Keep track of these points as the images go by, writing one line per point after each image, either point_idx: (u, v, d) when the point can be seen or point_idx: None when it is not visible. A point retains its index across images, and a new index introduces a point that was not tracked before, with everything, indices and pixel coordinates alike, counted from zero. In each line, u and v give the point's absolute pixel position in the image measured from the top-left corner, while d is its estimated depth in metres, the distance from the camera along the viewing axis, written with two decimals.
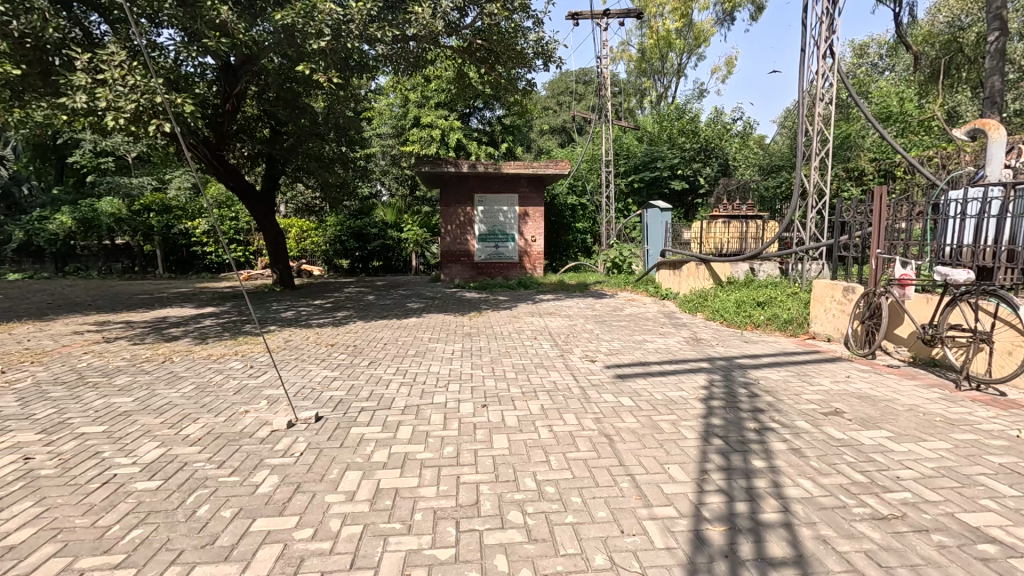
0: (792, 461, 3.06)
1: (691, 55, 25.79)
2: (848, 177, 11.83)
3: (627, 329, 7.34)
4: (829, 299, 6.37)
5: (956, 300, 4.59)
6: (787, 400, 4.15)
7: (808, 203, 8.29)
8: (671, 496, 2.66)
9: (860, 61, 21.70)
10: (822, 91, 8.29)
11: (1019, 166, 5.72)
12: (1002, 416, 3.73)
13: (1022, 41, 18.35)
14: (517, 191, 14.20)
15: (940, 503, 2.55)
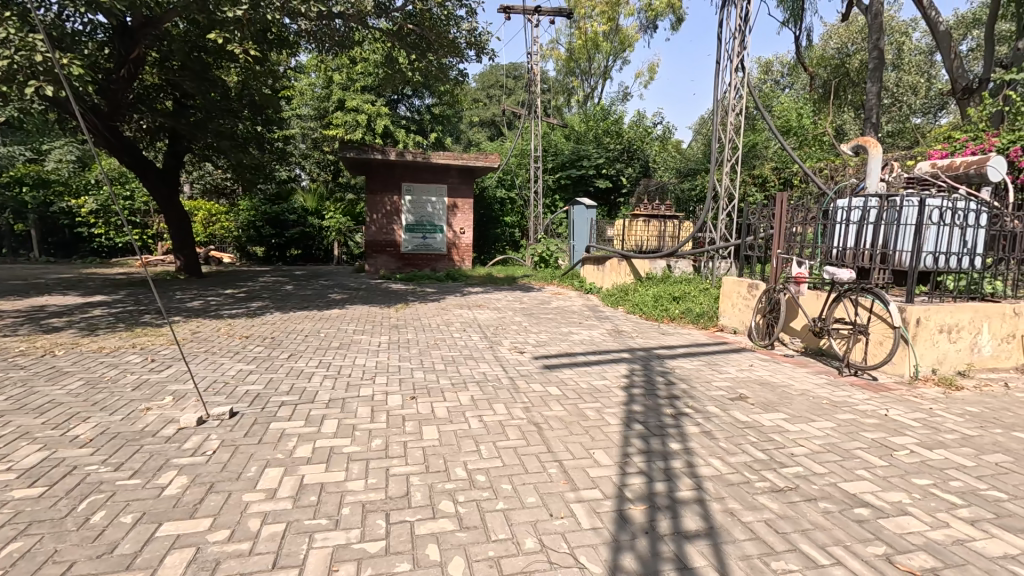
0: (705, 442, 3.31)
1: (616, 58, 26.76)
2: (753, 183, 12.89)
3: (553, 322, 7.53)
4: (736, 295, 6.93)
5: (842, 296, 5.17)
6: (699, 387, 4.48)
7: (719, 206, 8.95)
8: (596, 480, 2.78)
9: (765, 77, 23.62)
10: (733, 102, 8.95)
11: (892, 180, 6.52)
12: (874, 397, 4.28)
13: (896, 70, 20.86)
14: (446, 181, 14.04)
15: (826, 475, 2.89)
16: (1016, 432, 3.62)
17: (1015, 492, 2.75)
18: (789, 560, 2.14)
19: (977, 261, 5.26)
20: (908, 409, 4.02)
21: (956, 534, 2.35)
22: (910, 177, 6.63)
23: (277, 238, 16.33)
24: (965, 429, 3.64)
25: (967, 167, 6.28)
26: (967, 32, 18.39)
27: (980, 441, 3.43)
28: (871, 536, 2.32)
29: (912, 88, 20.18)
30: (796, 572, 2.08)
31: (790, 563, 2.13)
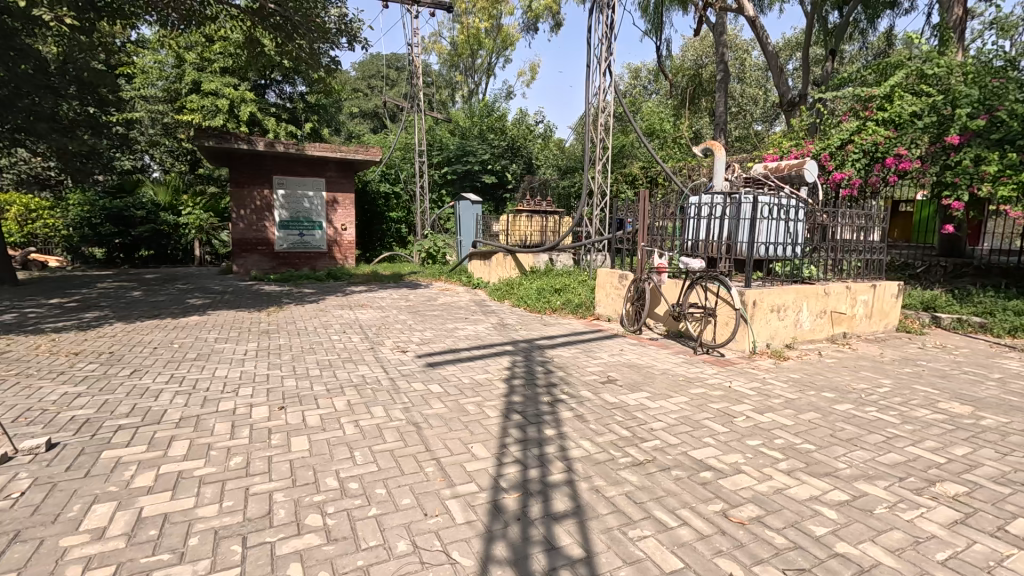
0: (577, 426, 3.51)
1: (499, 56, 27.16)
2: (625, 181, 13.92)
3: (439, 318, 7.48)
4: (609, 285, 7.42)
5: (695, 283, 5.78)
6: (575, 373, 4.75)
7: (594, 202, 9.58)
8: (472, 473, 2.82)
9: (635, 82, 25.47)
10: (603, 104, 9.51)
11: (734, 180, 7.39)
12: (720, 372, 4.86)
13: (740, 82, 23.61)
14: (323, 175, 13.23)
15: (678, 445, 3.21)
16: (824, 392, 4.35)
17: (821, 443, 3.29)
18: (644, 527, 2.35)
19: (797, 249, 6.23)
20: (747, 380, 4.63)
21: (776, 484, 2.76)
22: (749, 177, 7.61)
23: (121, 238, 14.12)
24: (787, 393, 4.28)
25: (791, 169, 7.37)
26: (792, 54, 21.50)
27: (798, 403, 4.05)
28: (712, 495, 2.63)
29: (752, 100, 23.12)
30: (650, 536, 2.28)
31: (644, 530, 2.34)
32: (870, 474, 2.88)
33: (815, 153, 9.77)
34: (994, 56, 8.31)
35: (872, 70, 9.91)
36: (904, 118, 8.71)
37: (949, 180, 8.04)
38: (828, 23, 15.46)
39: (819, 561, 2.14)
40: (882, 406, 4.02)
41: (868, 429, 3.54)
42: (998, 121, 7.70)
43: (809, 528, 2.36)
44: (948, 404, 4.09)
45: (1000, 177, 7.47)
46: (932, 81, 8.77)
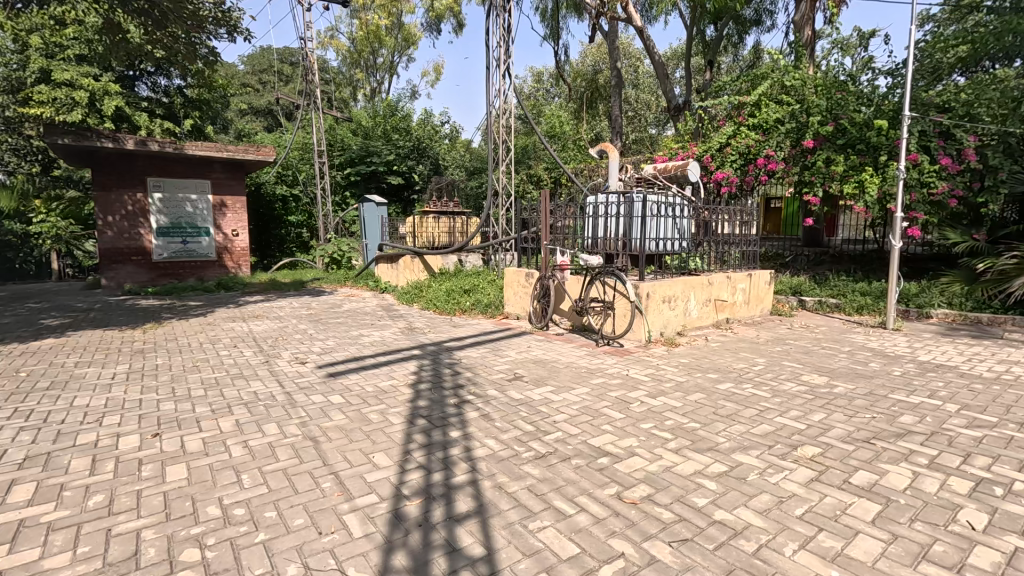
0: (483, 425, 3.53)
1: (401, 55, 26.63)
2: (530, 181, 14.28)
3: (343, 325, 7.18)
4: (516, 284, 7.55)
5: (595, 278, 6.06)
6: (482, 373, 4.77)
7: (500, 202, 9.73)
8: (372, 484, 2.72)
9: (537, 85, 26.13)
10: (505, 106, 9.66)
11: (628, 180, 7.86)
12: (620, 362, 5.13)
13: (634, 88, 25.09)
14: (208, 176, 12.11)
15: (578, 435, 3.34)
16: (709, 373, 4.75)
17: (705, 420, 3.59)
18: (544, 518, 2.41)
19: (684, 244, 6.77)
20: (643, 367, 4.94)
21: (665, 463, 2.96)
22: (640, 177, 8.12)
23: None
24: (678, 377, 4.62)
25: (677, 170, 7.99)
26: (677, 63, 23.28)
27: (687, 385, 4.39)
28: (608, 479, 2.77)
29: (646, 105, 24.71)
30: (549, 527, 2.34)
31: (544, 520, 2.40)
32: (744, 445, 3.19)
33: (699, 155, 10.70)
34: (838, 71, 9.58)
35: (742, 80, 10.93)
36: (770, 124, 9.71)
37: (808, 178, 9.21)
38: (706, 37, 16.93)
39: (700, 529, 2.32)
40: (756, 382, 4.48)
41: (744, 404, 3.92)
42: (843, 128, 8.96)
43: (692, 501, 2.56)
44: (809, 376, 4.65)
45: (847, 176, 8.73)
46: (791, 91, 9.87)
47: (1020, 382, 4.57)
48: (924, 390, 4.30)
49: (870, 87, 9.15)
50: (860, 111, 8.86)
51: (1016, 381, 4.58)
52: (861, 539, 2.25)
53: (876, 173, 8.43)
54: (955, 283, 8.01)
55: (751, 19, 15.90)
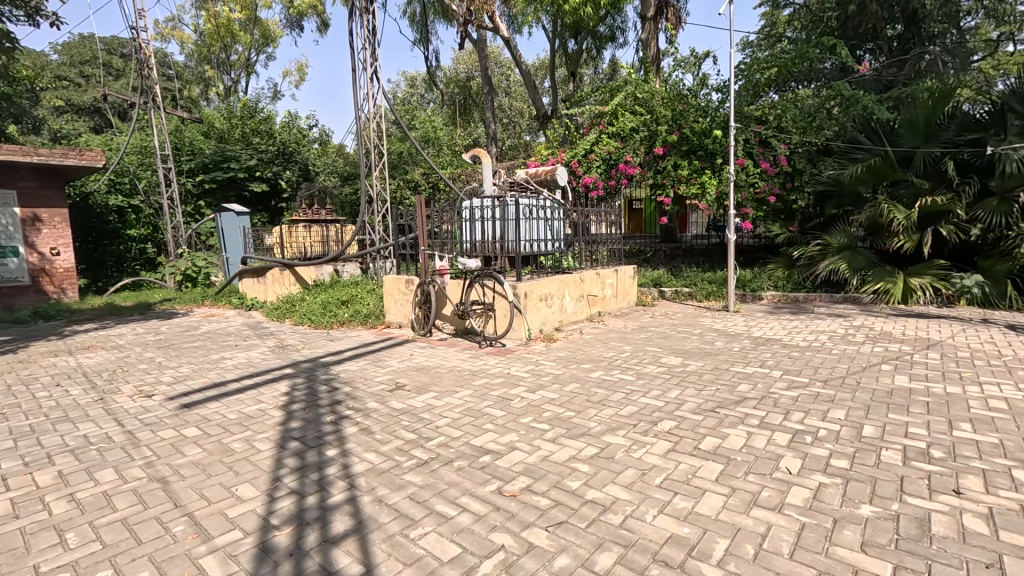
0: (362, 439, 3.40)
1: (259, 52, 24.67)
2: (407, 187, 14.10)
3: (201, 349, 6.43)
4: (396, 291, 7.37)
5: (475, 281, 6.14)
6: (361, 386, 4.58)
7: (375, 208, 9.43)
8: (236, 519, 2.48)
9: (411, 90, 25.85)
10: (375, 110, 9.40)
11: (502, 185, 8.09)
12: (502, 361, 5.27)
13: (506, 95, 25.92)
14: (15, 185, 10.12)
15: (461, 437, 3.36)
16: (583, 364, 5.07)
17: (579, 408, 3.83)
18: (426, 524, 2.39)
19: (558, 245, 7.15)
20: (523, 364, 5.12)
21: (543, 453, 3.10)
22: (513, 182, 8.38)
23: None
24: (555, 370, 4.87)
25: (547, 175, 8.40)
26: (545, 73, 24.56)
27: (563, 377, 4.65)
28: (489, 476, 2.83)
29: (519, 112, 25.68)
30: (430, 532, 2.33)
31: (426, 526, 2.38)
32: (613, 427, 3.46)
33: (567, 161, 11.35)
34: (680, 86, 10.79)
35: (601, 91, 11.72)
36: (626, 132, 10.61)
37: (661, 181, 10.32)
38: (568, 50, 18.06)
39: (573, 510, 2.48)
40: (623, 368, 4.88)
41: (613, 389, 4.26)
42: (686, 136, 10.20)
43: (567, 485, 2.71)
44: (667, 358, 5.19)
45: (691, 178, 9.99)
46: (642, 102, 10.82)
47: (823, 347, 5.56)
48: (755, 361, 5.02)
49: (706, 100, 10.46)
50: (698, 122, 10.14)
51: (820, 346, 5.56)
52: (707, 496, 2.56)
53: (714, 176, 9.76)
54: (778, 268, 9.45)
55: (606, 36, 17.27)
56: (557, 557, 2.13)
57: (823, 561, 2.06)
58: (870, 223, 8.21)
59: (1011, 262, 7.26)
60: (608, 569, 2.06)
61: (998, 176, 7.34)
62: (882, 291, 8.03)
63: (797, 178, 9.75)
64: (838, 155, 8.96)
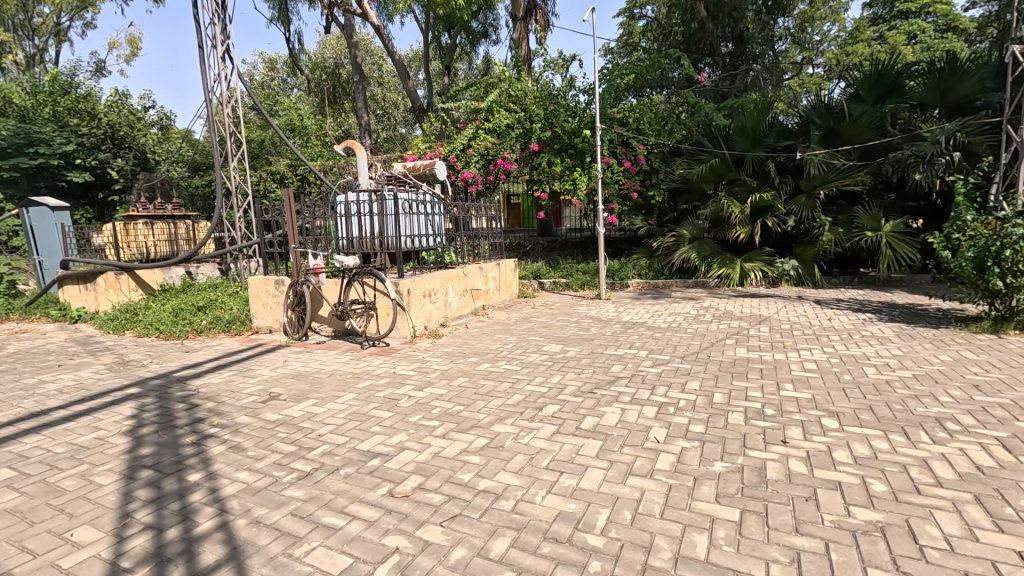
0: (231, 458, 3.08)
1: (74, 18, 20.82)
2: (271, 179, 12.92)
3: (8, 373, 5.29)
4: (265, 294, 6.77)
5: (353, 280, 5.84)
6: (228, 400, 4.14)
7: (234, 202, 8.54)
8: (74, 569, 2.10)
9: (270, 73, 23.64)
10: (229, 93, 8.46)
11: (378, 178, 7.80)
12: (386, 360, 5.12)
13: (379, 85, 24.89)
14: None
15: (346, 443, 3.21)
16: (469, 358, 5.13)
17: (467, 402, 3.87)
18: (312, 539, 2.25)
19: (440, 240, 7.12)
20: (409, 362, 5.02)
21: (434, 449, 3.08)
22: (390, 176, 8.11)
23: None
24: (442, 366, 4.86)
25: (425, 169, 8.28)
26: (419, 65, 24.11)
27: (450, 372, 4.65)
28: (379, 480, 2.75)
29: (393, 104, 24.89)
30: (318, 546, 2.20)
31: (313, 541, 2.24)
32: (501, 417, 3.56)
33: (445, 155, 11.29)
34: (551, 87, 11.27)
35: (476, 86, 11.81)
36: (502, 128, 10.90)
37: (536, 177, 10.72)
38: (441, 43, 17.89)
39: (467, 502, 2.51)
40: (508, 358, 5.03)
41: (499, 380, 4.37)
42: (558, 134, 10.70)
43: (459, 478, 2.73)
44: (549, 346, 5.46)
45: (564, 174, 10.55)
46: (516, 100, 11.15)
47: (681, 327, 6.26)
48: (626, 343, 5.49)
49: (575, 101, 11.05)
50: (568, 121, 10.69)
51: (678, 327, 6.25)
52: (589, 472, 2.76)
53: (583, 173, 10.39)
54: (641, 258, 10.41)
55: (479, 32, 17.41)
56: (454, 550, 2.15)
57: (687, 516, 2.34)
58: (713, 216, 9.36)
59: (816, 248, 8.81)
60: (503, 554, 2.12)
61: (804, 178, 8.81)
62: (724, 275, 9.28)
63: (654, 176, 10.76)
64: (686, 156, 10.09)
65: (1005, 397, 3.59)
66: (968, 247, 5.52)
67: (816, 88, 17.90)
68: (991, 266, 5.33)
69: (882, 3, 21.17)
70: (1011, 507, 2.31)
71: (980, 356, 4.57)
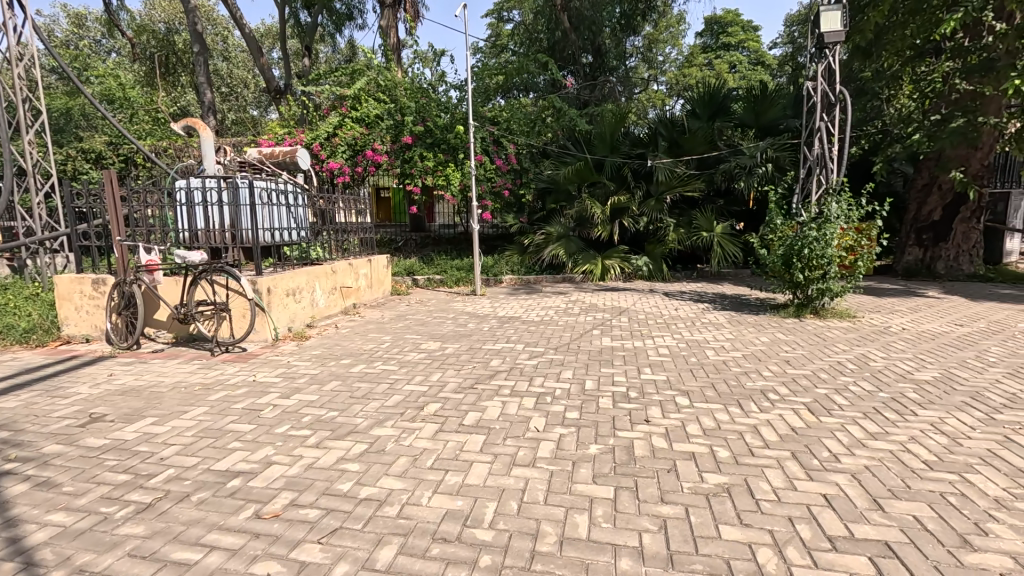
0: (38, 498, 2.49)
1: None
2: (83, 158, 10.77)
3: None
4: (78, 296, 5.64)
5: (199, 278, 5.14)
6: (30, 427, 3.35)
7: (31, 184, 6.95)
8: None
9: (78, 31, 19.69)
10: (21, 50, 6.87)
11: (227, 164, 6.95)
12: (243, 367, 4.59)
13: (224, 60, 22.13)
14: None
15: (198, 465, 2.80)
16: (342, 360, 4.82)
17: (342, 406, 3.63)
18: None
19: (303, 234, 6.59)
20: (272, 368, 4.56)
21: (307, 461, 2.84)
22: (243, 162, 7.28)
23: None
24: (311, 370, 4.49)
25: (284, 157, 7.55)
26: (273, 43, 22.03)
27: (321, 376, 4.32)
28: (242, 502, 2.44)
29: (242, 82, 22.36)
30: None
31: None
32: (380, 420, 3.40)
33: (307, 142, 10.49)
34: (421, 80, 11.06)
35: (342, 72, 11.17)
36: (371, 118, 10.46)
37: (408, 170, 10.44)
38: (299, 21, 16.50)
39: (347, 514, 2.35)
40: (384, 358, 4.84)
41: (376, 381, 4.17)
42: (430, 128, 10.55)
43: (337, 489, 2.55)
44: (427, 344, 5.36)
45: (436, 169, 10.41)
46: (386, 90, 10.82)
47: (552, 320, 6.58)
48: (503, 338, 5.62)
49: (446, 97, 11.00)
50: (440, 116, 10.58)
51: (550, 320, 6.57)
52: (474, 467, 2.77)
53: (456, 168, 10.37)
54: (513, 254, 10.73)
55: (343, 14, 16.41)
56: (336, 567, 2.00)
57: (568, 499, 2.47)
58: (577, 216, 10.02)
59: (664, 246, 9.89)
60: (390, 563, 2.02)
61: (653, 183, 9.82)
62: (588, 271, 9.99)
63: (524, 176, 11.13)
64: (553, 158, 10.62)
65: (806, 369, 4.39)
66: (778, 245, 6.65)
67: (660, 104, 20.09)
68: (794, 262, 6.47)
69: (709, 34, 24.41)
70: (816, 458, 2.83)
71: (788, 337, 5.53)
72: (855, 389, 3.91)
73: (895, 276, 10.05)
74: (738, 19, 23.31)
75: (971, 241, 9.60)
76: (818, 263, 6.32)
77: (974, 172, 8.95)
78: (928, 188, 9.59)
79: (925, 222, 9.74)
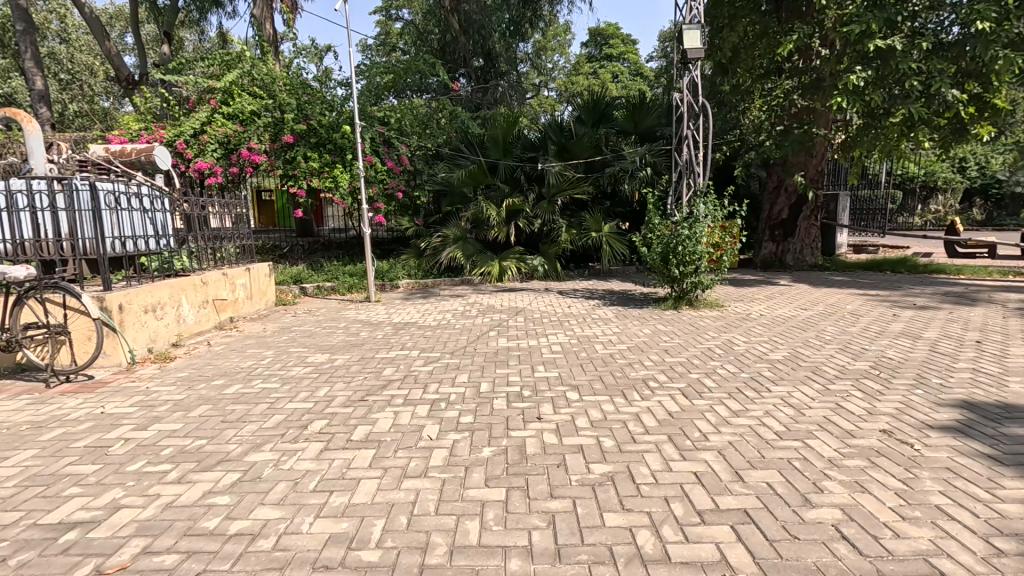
0: None
1: None
2: None
3: None
4: None
5: (24, 298, 4.35)
6: None
7: None
8: None
9: None
10: None
11: (63, 162, 6.00)
12: (89, 399, 3.96)
13: (61, 43, 19.09)
14: None
15: (21, 521, 2.35)
16: (214, 381, 4.35)
17: (212, 433, 3.26)
18: None
19: (165, 242, 5.88)
20: (126, 396, 3.98)
21: (165, 500, 2.51)
22: (84, 161, 6.32)
23: None
24: (175, 395, 3.99)
25: (138, 155, 6.67)
26: (124, 26, 19.48)
27: (187, 402, 3.85)
28: (79, 558, 2.09)
29: (87, 69, 19.51)
30: None
31: None
32: (256, 444, 3.11)
33: (169, 140, 9.37)
34: (304, 75, 10.42)
35: (209, 61, 10.17)
36: (246, 115, 9.63)
37: (291, 171, 9.74)
38: (157, 4, 14.77)
39: (214, 554, 2.11)
40: (264, 376, 4.46)
41: (253, 402, 3.82)
42: (314, 127, 9.94)
43: (202, 527, 2.29)
44: (314, 357, 5.04)
45: (323, 171, 9.81)
46: (261, 85, 10.06)
47: (450, 323, 6.53)
48: (397, 345, 5.45)
49: (332, 95, 10.44)
50: (325, 114, 10.02)
51: (447, 324, 6.51)
52: (361, 484, 2.63)
53: (345, 170, 9.88)
54: (410, 258, 10.49)
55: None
56: None
57: (460, 506, 2.43)
58: (473, 218, 10.04)
59: (557, 246, 10.25)
60: None
61: (545, 186, 10.11)
62: (486, 273, 10.08)
63: (418, 177, 10.88)
64: (448, 161, 10.58)
65: (682, 357, 4.77)
66: (657, 243, 7.18)
67: (550, 109, 20.88)
68: (671, 259, 7.04)
69: (594, 45, 25.80)
70: (688, 439, 3.08)
71: (667, 328, 5.98)
72: (722, 371, 4.34)
73: (755, 268, 11.34)
74: (618, 32, 24.95)
75: (811, 235, 11.12)
76: (690, 259, 6.93)
77: (811, 175, 10.38)
78: (777, 190, 10.93)
79: (776, 220, 11.08)
